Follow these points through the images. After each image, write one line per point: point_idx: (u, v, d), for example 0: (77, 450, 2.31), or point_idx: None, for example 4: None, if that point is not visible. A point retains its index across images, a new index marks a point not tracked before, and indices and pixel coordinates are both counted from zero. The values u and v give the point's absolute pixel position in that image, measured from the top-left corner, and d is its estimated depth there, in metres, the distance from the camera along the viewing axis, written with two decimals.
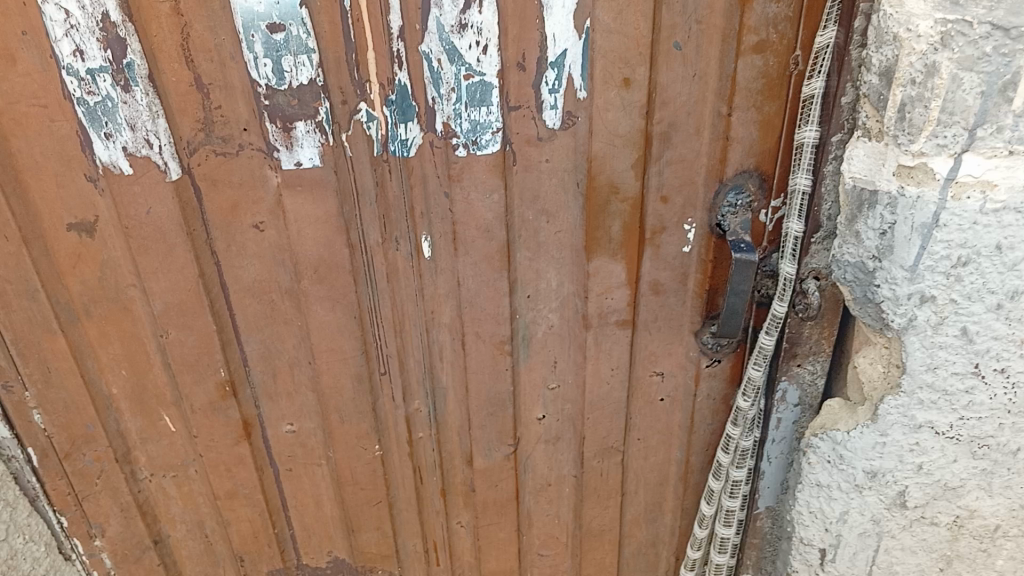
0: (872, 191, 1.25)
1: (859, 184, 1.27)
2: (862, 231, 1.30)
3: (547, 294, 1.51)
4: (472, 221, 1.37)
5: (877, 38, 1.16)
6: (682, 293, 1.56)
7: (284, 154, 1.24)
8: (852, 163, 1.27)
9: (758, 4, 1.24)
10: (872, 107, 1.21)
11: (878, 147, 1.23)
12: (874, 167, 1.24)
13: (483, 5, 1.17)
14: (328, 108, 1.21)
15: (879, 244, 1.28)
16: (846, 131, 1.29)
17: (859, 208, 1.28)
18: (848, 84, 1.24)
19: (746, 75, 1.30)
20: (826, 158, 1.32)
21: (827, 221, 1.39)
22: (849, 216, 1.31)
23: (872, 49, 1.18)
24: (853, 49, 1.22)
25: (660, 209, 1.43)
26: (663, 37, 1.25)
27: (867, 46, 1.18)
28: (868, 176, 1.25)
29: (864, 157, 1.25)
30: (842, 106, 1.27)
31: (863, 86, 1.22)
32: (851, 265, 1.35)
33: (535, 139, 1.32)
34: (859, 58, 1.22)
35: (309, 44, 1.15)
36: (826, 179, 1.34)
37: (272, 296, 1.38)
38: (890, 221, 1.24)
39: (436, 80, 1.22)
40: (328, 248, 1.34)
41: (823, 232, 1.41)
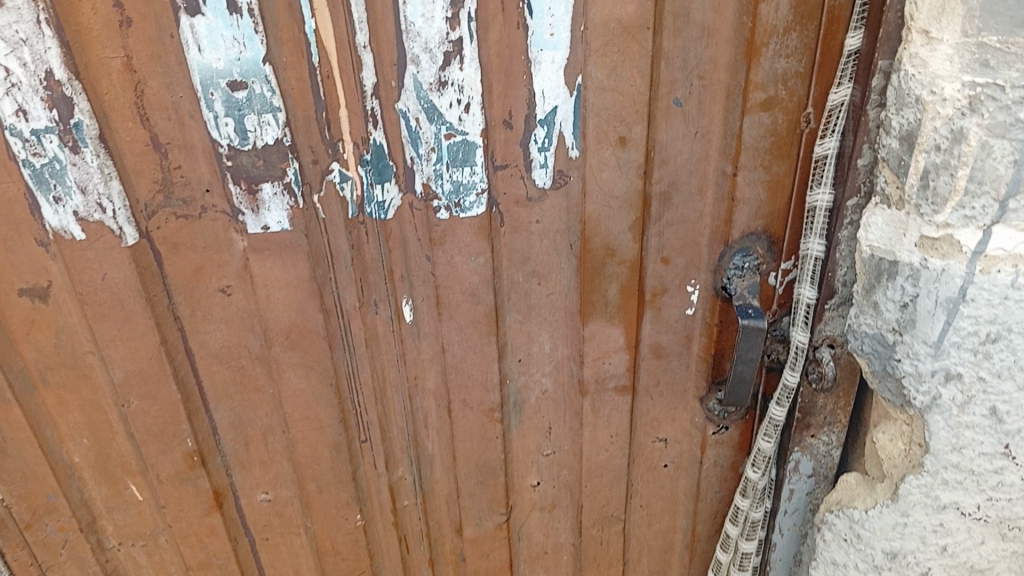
0: (892, 262, 1.13)
1: (877, 253, 1.15)
2: (881, 303, 1.18)
3: (540, 358, 1.41)
4: (457, 285, 1.27)
5: (897, 98, 1.05)
6: (685, 357, 1.45)
7: (250, 217, 1.15)
8: (870, 231, 1.16)
9: (765, 60, 1.15)
10: (892, 172, 1.11)
11: (898, 216, 1.12)
12: (893, 237, 1.13)
13: (464, 61, 1.08)
14: (297, 168, 1.12)
15: (899, 317, 1.16)
16: (862, 195, 1.19)
17: (877, 277, 1.17)
18: (865, 145, 1.15)
19: (752, 133, 1.21)
20: (841, 223, 1.22)
21: (841, 287, 1.28)
22: (866, 285, 1.20)
23: (891, 110, 1.08)
24: (871, 109, 1.12)
25: (661, 270, 1.34)
26: (662, 94, 1.17)
27: (887, 107, 1.08)
28: (886, 245, 1.14)
29: (882, 226, 1.14)
30: (858, 168, 1.17)
31: (882, 150, 1.11)
32: (869, 336, 1.22)
33: (525, 200, 1.23)
34: (876, 119, 1.12)
35: (274, 102, 1.06)
36: (841, 245, 1.24)
37: (242, 363, 1.29)
38: (912, 294, 1.13)
39: (414, 140, 1.13)
40: (300, 314, 1.24)
41: (838, 298, 1.29)
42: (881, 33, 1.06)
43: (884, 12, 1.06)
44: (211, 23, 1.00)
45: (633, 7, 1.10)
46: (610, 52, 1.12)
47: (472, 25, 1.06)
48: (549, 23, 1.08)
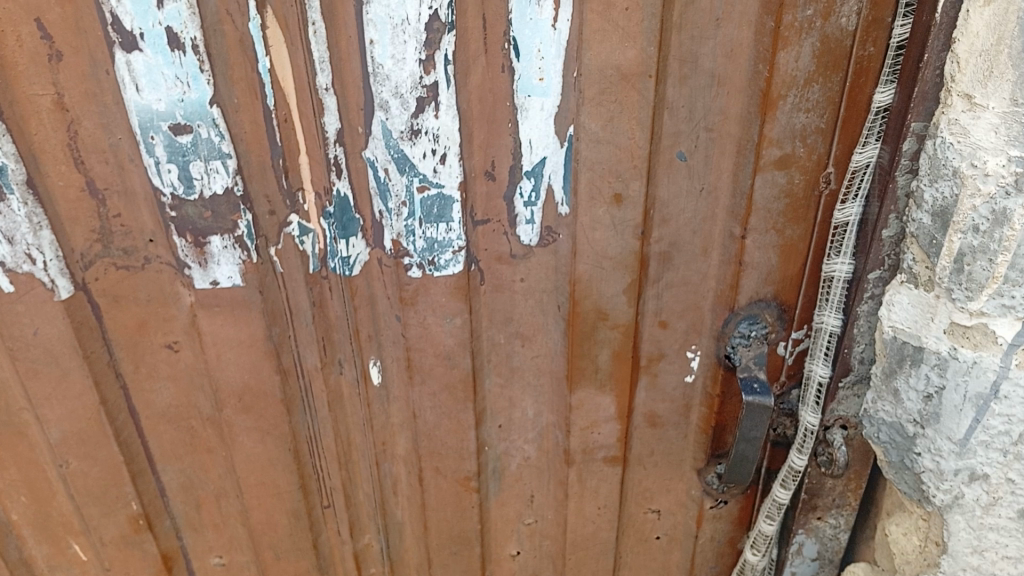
0: (917, 347, 1.01)
1: (900, 336, 1.03)
2: (902, 391, 1.06)
3: (522, 424, 1.28)
4: (430, 347, 1.15)
5: (931, 168, 0.93)
6: (683, 426, 1.32)
7: (196, 271, 1.03)
8: (893, 311, 1.04)
9: (782, 114, 1.02)
10: (920, 250, 0.98)
11: (925, 298, 1.00)
12: (919, 321, 1.01)
13: (441, 108, 0.95)
14: (250, 220, 1.00)
15: (922, 409, 1.04)
16: (886, 268, 1.07)
17: (899, 363, 1.05)
18: (891, 215, 1.03)
19: (765, 193, 1.08)
20: (861, 297, 1.09)
21: (858, 365, 1.16)
22: (886, 369, 1.07)
23: (924, 181, 0.96)
24: (901, 175, 1.00)
25: (658, 334, 1.21)
26: (664, 147, 1.04)
27: (919, 178, 0.96)
28: (912, 329, 1.02)
29: (907, 307, 1.02)
30: (882, 240, 1.05)
31: (911, 225, 0.99)
32: (887, 424, 1.10)
33: (508, 257, 1.11)
34: (906, 187, 1.00)
35: (223, 148, 0.94)
36: (860, 320, 1.11)
37: (192, 423, 1.18)
38: (938, 385, 1.00)
39: (383, 192, 1.01)
40: (254, 374, 1.12)
41: (853, 376, 1.17)
42: (915, 92, 0.94)
43: (919, 68, 0.93)
44: (150, 59, 0.88)
45: (634, 52, 0.96)
46: (607, 101, 0.99)
47: (449, 68, 0.94)
48: (538, 67, 0.96)
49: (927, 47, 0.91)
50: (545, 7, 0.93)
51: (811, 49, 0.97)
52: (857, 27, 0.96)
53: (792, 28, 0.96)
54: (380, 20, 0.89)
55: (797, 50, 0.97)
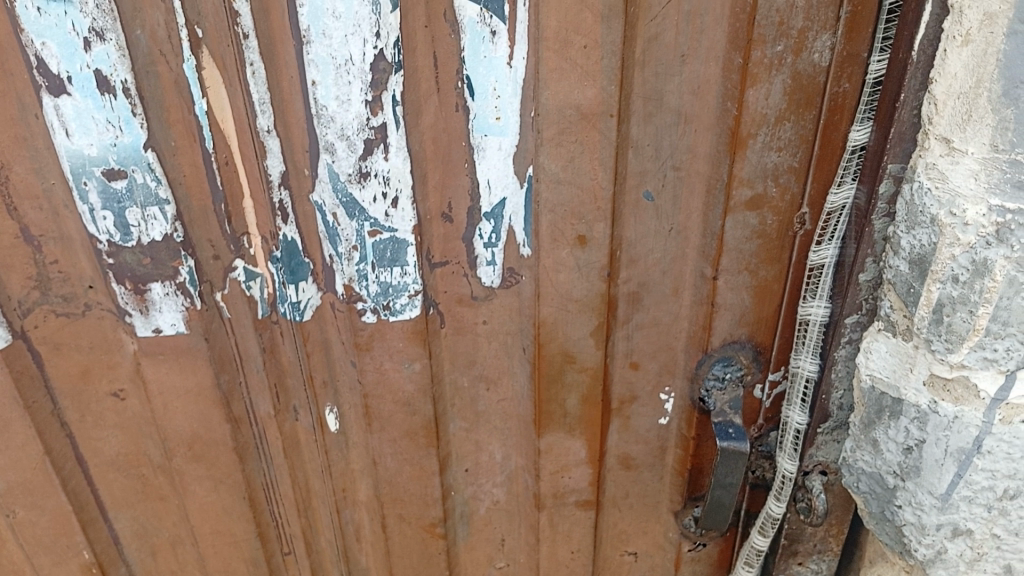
0: (896, 399, 0.96)
1: (879, 386, 0.98)
2: (881, 442, 1.00)
3: (490, 468, 1.24)
4: (388, 393, 1.10)
5: (908, 214, 0.89)
6: (658, 468, 1.27)
7: (138, 319, 0.98)
8: (871, 358, 0.99)
9: (752, 153, 0.97)
10: (898, 297, 0.93)
11: (904, 347, 0.95)
12: (898, 371, 0.96)
13: (390, 149, 0.90)
14: (192, 266, 0.95)
15: (902, 461, 0.98)
16: (863, 312, 1.01)
17: (877, 413, 0.99)
18: (868, 258, 0.97)
19: (735, 234, 1.02)
20: (838, 341, 1.04)
21: (837, 410, 1.10)
22: (865, 420, 1.02)
23: (901, 226, 0.91)
24: (877, 218, 0.94)
25: (629, 376, 1.16)
26: (630, 186, 0.99)
27: (896, 223, 0.91)
28: (890, 378, 0.96)
29: (886, 355, 0.97)
30: (859, 284, 0.99)
31: (888, 271, 0.94)
32: (867, 474, 1.04)
33: (469, 299, 1.06)
34: (882, 232, 0.95)
35: (161, 193, 0.89)
36: (838, 365, 1.05)
37: (143, 471, 1.14)
38: (918, 438, 0.94)
39: (332, 237, 0.96)
40: (202, 423, 1.08)
41: (832, 421, 1.11)
42: (892, 132, 0.89)
43: (896, 108, 0.88)
44: (79, 103, 0.84)
45: (593, 91, 0.91)
46: (567, 141, 0.94)
47: (398, 109, 0.89)
48: (494, 106, 0.92)
49: (903, 87, 0.86)
50: (500, 45, 0.89)
51: (782, 86, 0.92)
52: (830, 63, 0.91)
53: (761, 65, 0.91)
54: (322, 61, 0.84)
55: (767, 87, 0.92)
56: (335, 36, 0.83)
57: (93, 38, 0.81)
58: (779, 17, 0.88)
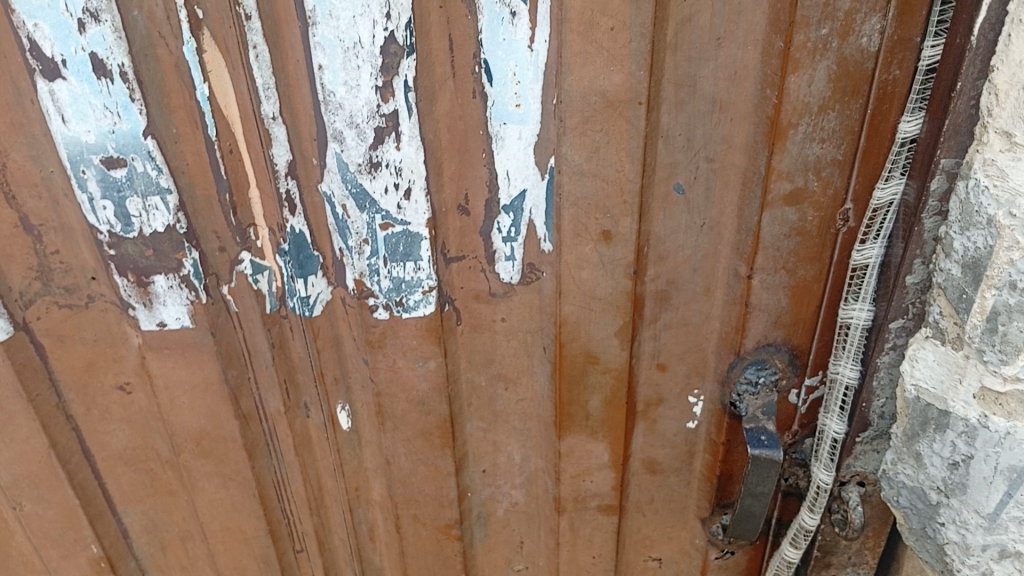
0: (943, 411, 0.88)
1: (923, 398, 0.91)
2: (925, 456, 0.93)
3: (508, 469, 1.19)
4: (402, 392, 1.05)
5: (962, 214, 0.81)
6: (685, 473, 1.20)
7: (142, 312, 0.95)
8: (916, 367, 0.92)
9: (792, 144, 0.89)
10: (948, 303, 0.87)
11: (954, 357, 0.87)
12: (946, 382, 0.88)
13: (402, 138, 0.85)
14: (196, 258, 0.91)
15: (946, 478, 0.91)
16: (909, 317, 0.94)
17: (922, 425, 0.92)
18: (917, 260, 0.90)
19: (773, 230, 0.95)
20: (881, 347, 0.97)
21: (878, 419, 1.03)
22: (908, 432, 0.95)
23: (954, 226, 0.84)
24: (927, 217, 0.87)
25: (655, 377, 1.10)
26: (659, 179, 0.93)
27: (949, 223, 0.84)
28: (937, 390, 0.89)
29: (933, 364, 0.90)
30: (906, 287, 0.92)
31: (938, 275, 0.87)
32: (907, 488, 0.98)
33: (487, 295, 1.01)
34: (933, 230, 0.87)
35: (162, 183, 0.85)
36: (880, 373, 0.98)
37: (152, 466, 1.11)
38: (965, 454, 0.87)
39: (342, 229, 0.91)
40: (210, 419, 1.05)
41: (872, 431, 1.04)
42: (946, 124, 0.81)
43: (952, 96, 0.80)
44: (75, 87, 0.80)
45: (621, 77, 0.84)
46: (592, 130, 0.87)
47: (411, 95, 0.83)
48: (514, 92, 0.86)
49: (960, 74, 0.78)
50: (520, 27, 0.83)
51: (826, 72, 0.85)
52: (880, 48, 0.83)
53: (804, 49, 0.83)
54: (329, 43, 0.80)
55: (810, 73, 0.85)
56: (343, 16, 0.78)
57: (87, 19, 0.76)
58: None
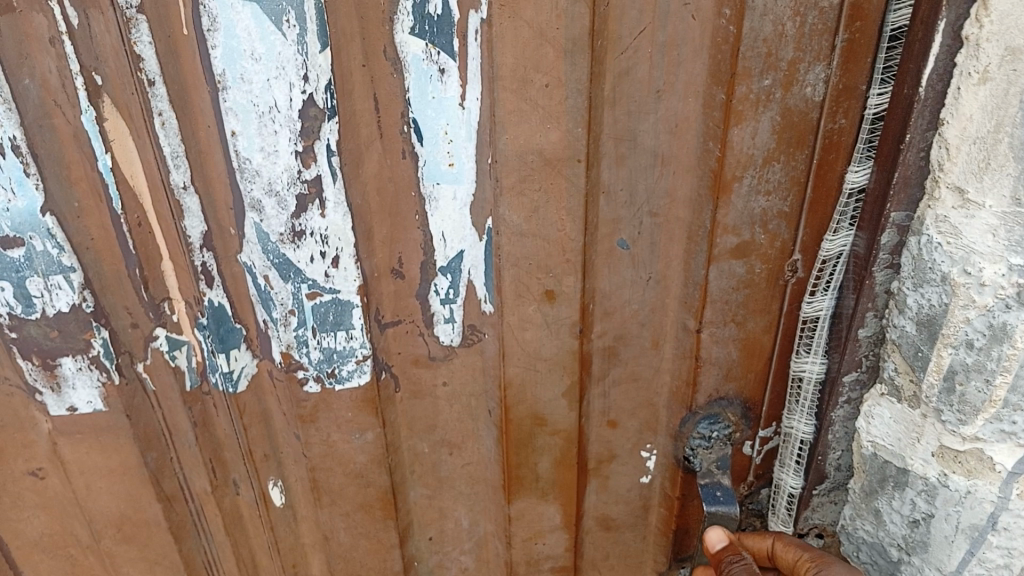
0: (902, 469, 0.86)
1: (881, 454, 0.88)
2: (884, 513, 0.90)
3: (456, 535, 1.12)
4: (338, 465, 0.99)
5: (914, 270, 0.80)
6: (640, 528, 1.15)
7: (50, 397, 0.85)
8: (872, 424, 0.89)
9: (737, 198, 0.85)
10: (903, 360, 0.84)
11: (910, 415, 0.85)
12: (903, 439, 0.86)
13: (327, 205, 0.81)
14: (107, 338, 0.83)
15: (907, 535, 0.87)
16: (863, 370, 0.91)
17: (880, 482, 0.89)
18: (869, 313, 0.87)
19: (720, 284, 0.91)
20: (835, 402, 0.94)
21: (834, 471, 1.00)
22: (865, 488, 0.92)
23: (906, 282, 0.81)
24: (878, 270, 0.84)
25: (607, 435, 1.05)
26: (603, 236, 0.89)
27: (901, 280, 0.81)
28: (895, 447, 0.87)
29: (890, 423, 0.87)
30: (858, 340, 0.89)
31: (892, 330, 0.84)
32: (867, 544, 0.94)
33: (426, 359, 0.95)
34: (885, 283, 0.84)
35: (64, 261, 0.78)
36: (835, 427, 0.95)
37: (71, 552, 0.97)
38: (925, 512, 0.84)
39: (265, 301, 0.86)
40: (130, 503, 0.93)
41: (829, 483, 1.01)
42: (895, 177, 0.78)
43: (901, 149, 0.77)
44: None
45: (558, 134, 0.80)
46: (529, 190, 0.83)
47: (334, 159, 0.79)
48: (446, 151, 0.82)
49: (908, 125, 0.76)
50: (450, 84, 0.79)
51: (770, 124, 0.82)
52: (825, 96, 0.81)
53: (746, 101, 0.80)
54: (241, 108, 0.75)
55: (753, 126, 0.81)
56: (255, 80, 0.74)
57: None
58: (767, 48, 0.78)
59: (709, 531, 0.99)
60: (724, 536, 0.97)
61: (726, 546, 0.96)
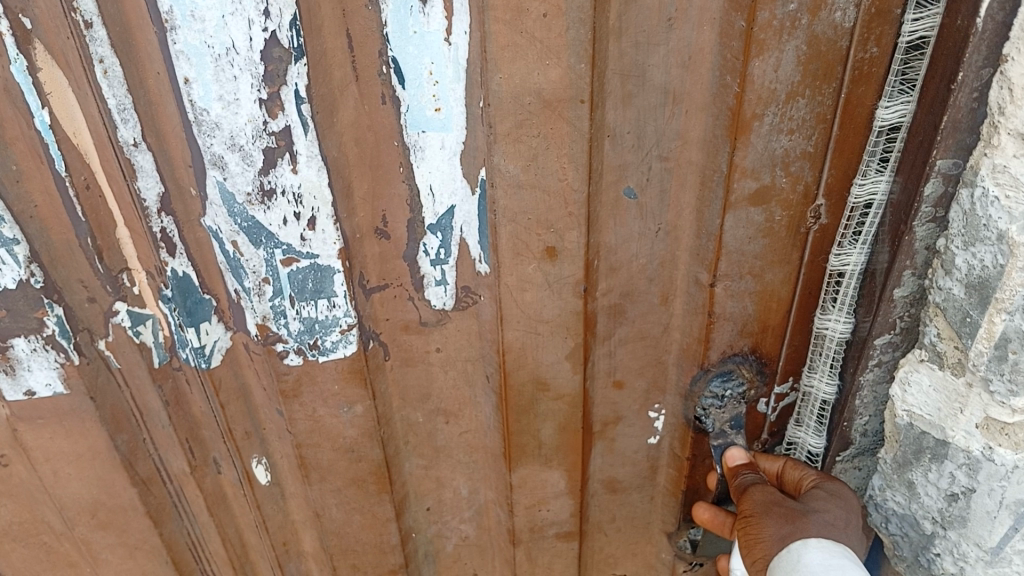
0: (941, 441, 0.80)
1: (918, 424, 0.82)
2: (918, 485, 0.84)
3: (455, 504, 1.06)
4: (327, 441, 0.91)
5: (965, 227, 0.72)
6: (648, 489, 1.09)
7: (3, 382, 0.76)
8: (909, 391, 0.83)
9: (757, 138, 0.77)
10: (948, 325, 0.77)
11: (951, 383, 0.78)
12: (944, 409, 0.79)
13: (298, 159, 0.71)
14: (61, 314, 0.74)
15: (944, 510, 0.82)
16: (897, 332, 0.84)
17: (915, 454, 0.83)
18: (906, 273, 0.80)
19: (738, 233, 0.83)
20: (865, 365, 0.87)
21: (859, 438, 0.94)
22: (898, 459, 0.86)
23: (955, 241, 0.74)
24: (919, 226, 0.76)
25: (612, 396, 0.98)
26: (609, 183, 0.80)
27: (951, 238, 0.74)
28: (934, 417, 0.80)
29: (929, 390, 0.81)
30: (893, 300, 0.81)
31: (936, 292, 0.77)
32: (897, 516, 0.88)
33: (417, 325, 0.88)
34: (926, 240, 0.77)
35: (5, 233, 0.68)
36: (863, 390, 0.89)
37: (45, 539, 0.88)
38: (966, 486, 0.79)
39: (236, 269, 0.78)
40: (103, 489, 0.85)
41: (853, 449, 0.96)
42: (943, 122, 0.69)
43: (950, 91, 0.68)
44: None
45: (558, 72, 0.71)
46: (527, 135, 0.74)
47: (304, 108, 0.69)
48: (432, 94, 0.73)
49: (961, 62, 0.66)
50: (433, 17, 0.69)
51: (795, 54, 0.73)
52: (855, 22, 0.72)
53: (769, 28, 0.70)
54: (194, 51, 0.65)
55: (777, 56, 0.72)
56: (209, 17, 0.64)
57: None
58: None
59: (730, 450, 0.96)
60: (744, 455, 0.96)
61: (744, 463, 0.95)
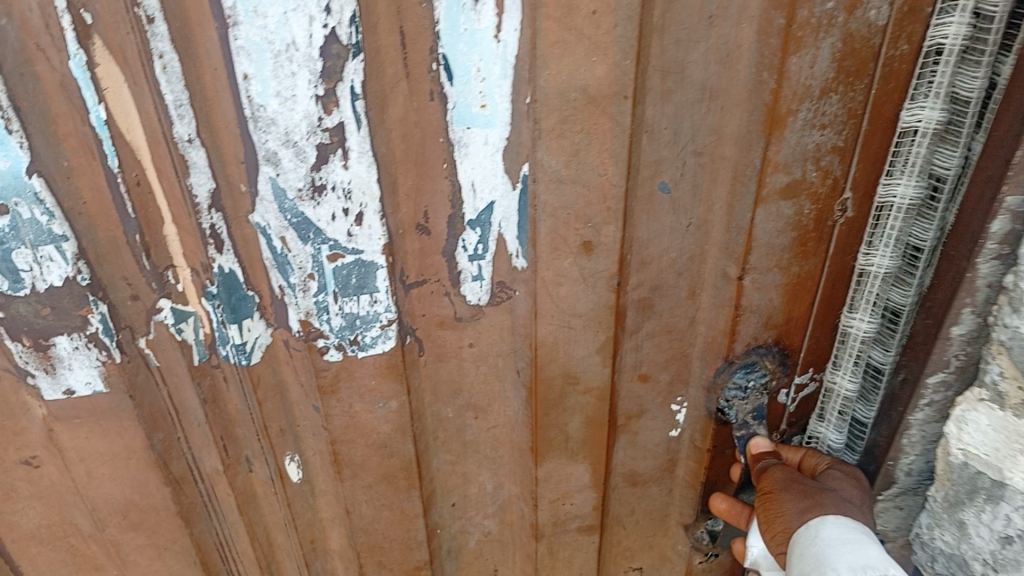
0: (998, 481, 0.82)
1: (973, 464, 0.85)
2: (970, 525, 0.86)
3: (480, 500, 1.07)
4: (360, 437, 0.92)
5: None
6: (667, 482, 1.11)
7: (44, 380, 0.77)
8: (964, 431, 0.85)
9: (791, 133, 0.79)
10: (1011, 364, 0.78)
11: (1009, 425, 0.80)
12: (1002, 450, 0.81)
13: (350, 154, 0.72)
14: (104, 312, 0.75)
15: (997, 552, 0.83)
16: (952, 370, 0.84)
17: (969, 494, 0.86)
18: (966, 311, 0.80)
19: (768, 227, 0.85)
20: (915, 403, 0.88)
21: (904, 477, 0.95)
22: (950, 498, 0.89)
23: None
24: (984, 262, 0.76)
25: (638, 389, 0.99)
26: (645, 178, 0.82)
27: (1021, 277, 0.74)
28: (990, 457, 0.83)
29: (987, 431, 0.83)
30: (950, 338, 0.82)
31: (1002, 330, 0.78)
32: (945, 554, 0.91)
33: (452, 320, 0.89)
34: (991, 278, 0.77)
35: (55, 230, 0.69)
36: (911, 431, 0.90)
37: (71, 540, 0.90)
38: (1020, 530, 0.80)
39: (282, 265, 0.78)
40: (136, 488, 0.87)
41: (896, 489, 0.96)
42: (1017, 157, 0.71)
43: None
44: None
45: (604, 69, 0.72)
46: (570, 131, 0.76)
47: (359, 104, 0.70)
48: (479, 91, 0.74)
49: None
50: (484, 14, 0.70)
51: (830, 51, 0.75)
52: (889, 21, 0.74)
53: (808, 26, 0.73)
54: (254, 47, 0.66)
55: (813, 53, 0.74)
56: (271, 13, 0.64)
57: None
58: None
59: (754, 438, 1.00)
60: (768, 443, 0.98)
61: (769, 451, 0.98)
